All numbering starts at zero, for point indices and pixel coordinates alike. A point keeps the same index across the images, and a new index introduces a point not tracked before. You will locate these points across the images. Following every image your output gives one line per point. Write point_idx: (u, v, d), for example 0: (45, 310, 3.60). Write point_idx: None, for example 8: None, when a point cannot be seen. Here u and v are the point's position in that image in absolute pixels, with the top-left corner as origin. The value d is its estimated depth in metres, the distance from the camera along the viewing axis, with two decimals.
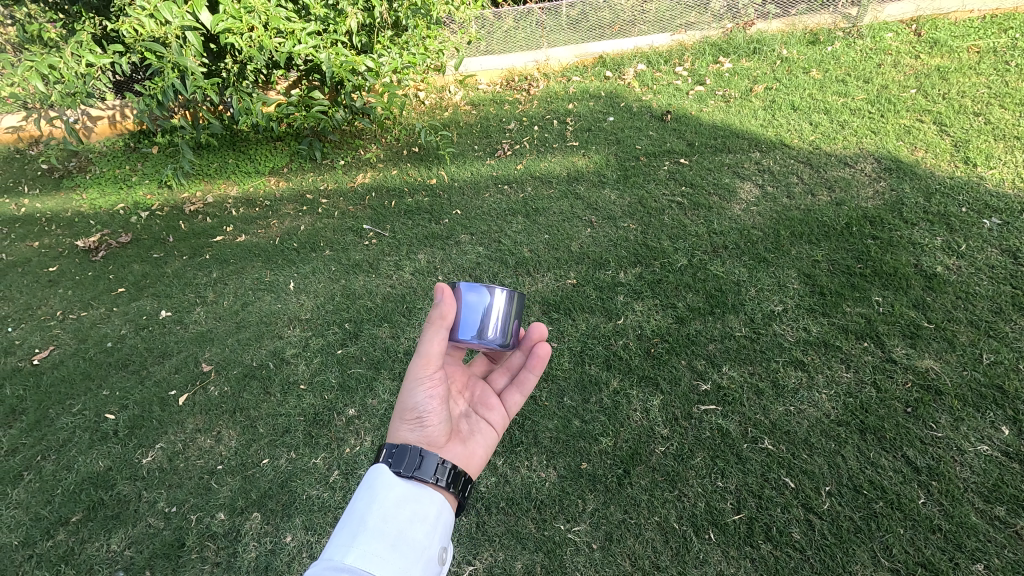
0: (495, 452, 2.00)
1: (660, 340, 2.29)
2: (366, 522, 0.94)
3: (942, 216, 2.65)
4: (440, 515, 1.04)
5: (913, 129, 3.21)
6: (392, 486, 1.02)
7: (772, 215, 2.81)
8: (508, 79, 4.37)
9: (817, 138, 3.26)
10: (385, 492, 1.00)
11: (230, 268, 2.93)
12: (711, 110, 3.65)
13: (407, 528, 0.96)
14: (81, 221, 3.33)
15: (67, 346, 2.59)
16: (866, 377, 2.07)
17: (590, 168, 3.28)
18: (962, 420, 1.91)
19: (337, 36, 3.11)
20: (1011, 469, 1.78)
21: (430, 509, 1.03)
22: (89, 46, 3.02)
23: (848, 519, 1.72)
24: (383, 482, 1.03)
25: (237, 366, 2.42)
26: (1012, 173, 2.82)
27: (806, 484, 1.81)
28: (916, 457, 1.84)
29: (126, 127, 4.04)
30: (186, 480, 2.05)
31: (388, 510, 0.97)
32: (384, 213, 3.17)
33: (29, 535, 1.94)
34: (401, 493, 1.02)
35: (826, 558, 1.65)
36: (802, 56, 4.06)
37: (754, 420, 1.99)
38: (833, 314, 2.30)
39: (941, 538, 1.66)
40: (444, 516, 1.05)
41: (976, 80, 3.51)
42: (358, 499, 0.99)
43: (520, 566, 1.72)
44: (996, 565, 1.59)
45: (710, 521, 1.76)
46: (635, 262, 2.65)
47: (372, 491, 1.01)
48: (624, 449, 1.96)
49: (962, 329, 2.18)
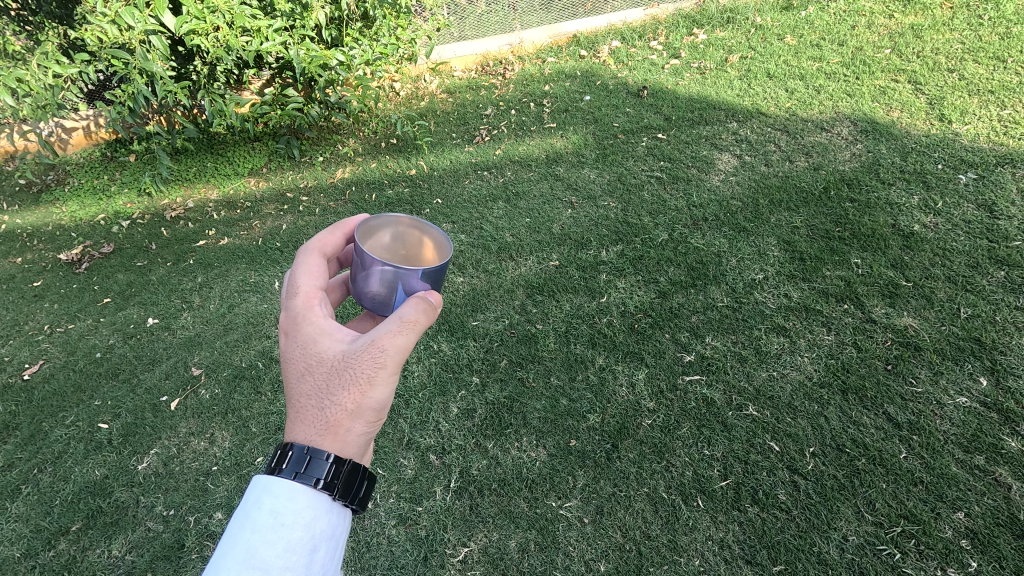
0: (485, 436, 2.03)
1: (643, 315, 2.31)
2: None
3: (919, 174, 2.66)
4: (330, 533, 0.87)
5: (889, 89, 3.21)
6: (257, 526, 0.80)
7: (751, 183, 2.81)
8: (483, 64, 4.28)
9: (793, 104, 3.25)
10: (263, 514, 0.81)
11: (214, 271, 2.93)
12: (687, 83, 3.63)
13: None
14: (63, 234, 3.32)
15: (56, 360, 2.60)
16: (847, 338, 2.10)
17: (568, 149, 3.27)
18: (941, 374, 1.95)
19: (305, 31, 3.07)
20: (990, 419, 1.82)
21: (304, 551, 0.81)
22: (56, 57, 2.98)
23: (832, 477, 1.76)
24: (255, 503, 0.82)
25: (226, 368, 2.43)
26: (987, 127, 2.83)
27: (791, 446, 1.84)
28: (897, 414, 1.87)
29: (102, 137, 3.95)
30: (182, 483, 2.08)
31: (253, 552, 0.77)
32: (365, 207, 3.16)
33: (31, 546, 1.97)
34: (284, 520, 0.82)
35: (811, 517, 1.69)
36: (777, 23, 4.02)
37: (739, 388, 2.02)
38: (813, 279, 2.32)
39: (923, 490, 1.69)
40: (340, 539, 0.89)
41: (950, 36, 3.50)
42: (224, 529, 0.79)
43: (515, 544, 1.76)
44: (976, 512, 1.63)
45: (698, 489, 1.79)
46: (616, 241, 2.65)
47: (244, 521, 0.80)
48: (611, 424, 1.99)
49: (939, 285, 2.20)
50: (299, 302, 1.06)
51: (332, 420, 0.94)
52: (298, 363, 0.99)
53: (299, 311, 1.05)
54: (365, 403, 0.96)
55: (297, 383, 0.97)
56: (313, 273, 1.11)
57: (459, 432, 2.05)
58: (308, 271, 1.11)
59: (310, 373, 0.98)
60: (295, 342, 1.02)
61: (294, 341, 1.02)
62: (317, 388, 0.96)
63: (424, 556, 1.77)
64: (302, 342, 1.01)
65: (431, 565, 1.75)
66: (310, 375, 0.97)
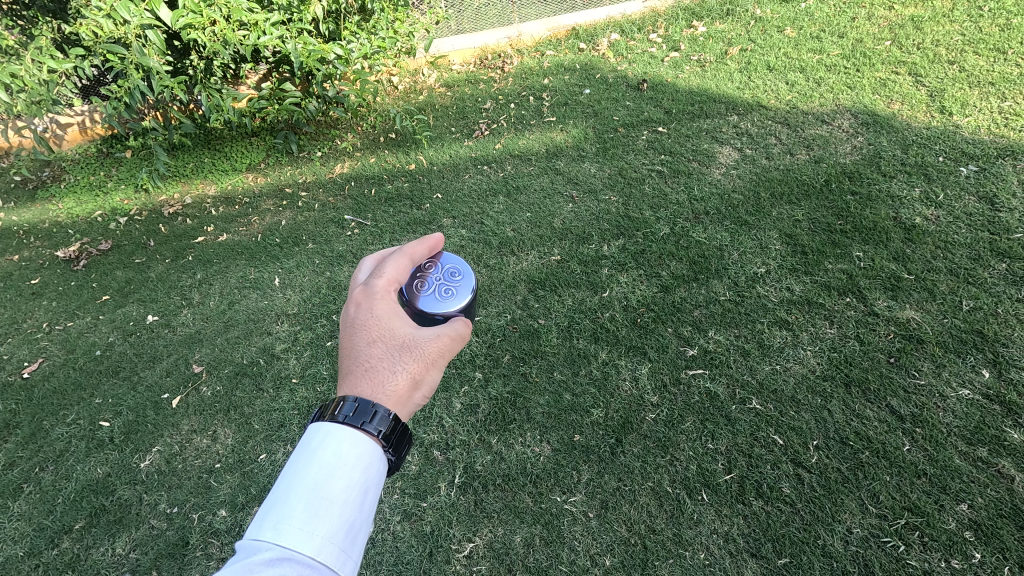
0: (488, 431, 2.03)
1: (646, 310, 2.31)
2: (282, 532, 0.73)
3: (920, 167, 2.66)
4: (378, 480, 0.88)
5: (890, 81, 3.20)
6: (320, 462, 0.83)
7: (752, 177, 2.81)
8: (481, 57, 4.25)
9: (793, 97, 3.24)
10: (324, 452, 0.84)
11: (213, 268, 2.91)
12: (687, 76, 3.61)
13: (323, 530, 0.75)
14: (60, 231, 3.30)
15: (56, 358, 2.58)
16: (850, 332, 2.10)
17: (568, 143, 3.26)
18: (943, 366, 1.95)
19: (302, 25, 3.05)
20: (992, 411, 1.82)
21: (361, 491, 0.83)
22: (50, 51, 2.95)
23: (836, 470, 1.77)
24: (317, 443, 0.86)
25: (228, 365, 2.42)
26: (988, 119, 2.82)
27: (794, 440, 1.85)
28: (900, 406, 1.88)
29: (97, 133, 3.91)
30: (185, 481, 2.07)
31: (318, 484, 0.79)
32: (364, 203, 3.15)
33: (34, 545, 1.97)
34: (342, 459, 0.84)
35: (815, 510, 1.69)
36: (776, 15, 4.00)
37: (742, 381, 2.02)
38: (815, 272, 2.32)
39: (927, 482, 1.70)
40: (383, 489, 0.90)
41: (950, 28, 3.49)
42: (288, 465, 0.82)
43: (520, 539, 1.76)
44: (979, 503, 1.64)
45: (702, 483, 1.80)
46: (618, 235, 2.65)
47: (307, 459, 0.83)
48: (615, 419, 1.99)
49: (941, 278, 2.20)
50: (384, 283, 1.16)
51: (398, 386, 1.00)
52: (373, 330, 1.07)
53: (378, 291, 1.14)
54: (420, 383, 1.05)
55: (369, 347, 1.05)
56: (400, 267, 1.19)
57: (462, 428, 2.05)
58: (395, 265, 1.19)
59: (382, 342, 1.06)
60: (370, 313, 1.11)
61: (371, 313, 1.11)
62: (389, 356, 1.05)
63: (429, 552, 1.77)
64: (377, 315, 1.10)
65: (436, 561, 1.75)
66: (382, 343, 1.06)
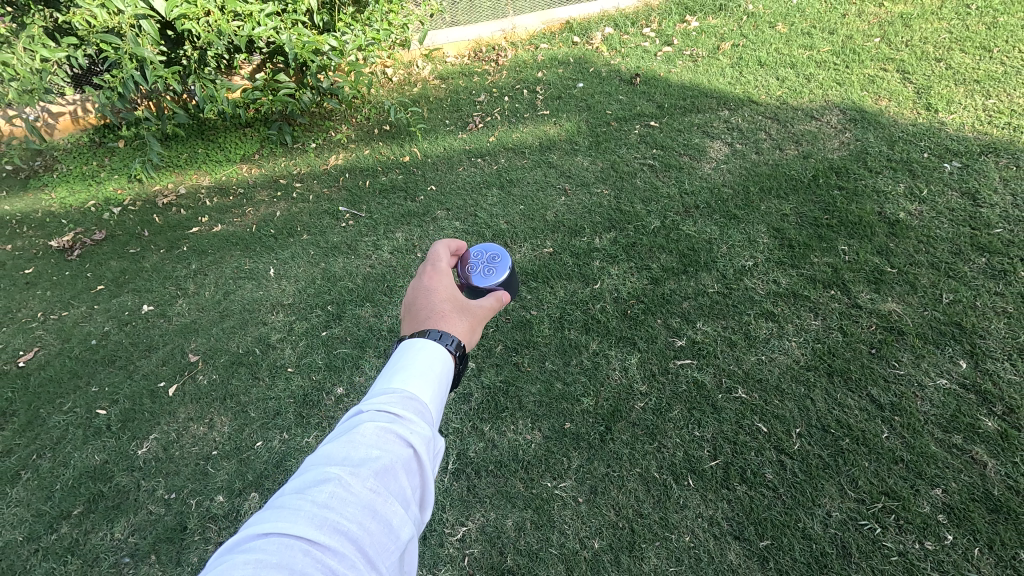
0: (481, 419, 2.07)
1: (636, 301, 2.35)
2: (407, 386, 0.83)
3: (906, 163, 2.72)
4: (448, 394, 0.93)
5: (878, 78, 3.25)
6: (425, 351, 0.92)
7: (741, 171, 2.85)
8: (475, 50, 4.25)
9: (784, 93, 3.29)
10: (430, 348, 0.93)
11: (208, 258, 2.93)
12: (679, 71, 3.64)
13: (433, 390, 0.86)
14: (52, 221, 3.29)
15: (51, 347, 2.60)
16: (833, 324, 2.15)
17: (561, 136, 3.29)
18: (923, 356, 2.02)
19: (297, 17, 3.05)
20: (968, 400, 1.89)
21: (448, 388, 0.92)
22: (42, 40, 2.92)
23: (817, 456, 1.83)
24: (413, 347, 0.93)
25: (224, 355, 2.45)
26: (972, 116, 2.88)
27: (778, 427, 1.91)
28: (880, 395, 1.94)
29: (89, 122, 3.87)
30: (183, 467, 2.11)
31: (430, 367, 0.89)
32: (358, 194, 3.17)
33: (33, 530, 2.00)
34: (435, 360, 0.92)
35: (797, 494, 1.76)
36: (769, 10, 4.02)
37: (728, 371, 2.08)
38: (802, 265, 2.37)
39: (904, 468, 1.77)
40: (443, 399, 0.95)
41: (938, 25, 3.54)
42: (406, 352, 0.92)
43: (511, 523, 1.81)
44: (953, 488, 1.71)
45: (688, 469, 1.85)
46: (609, 227, 2.69)
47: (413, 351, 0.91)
48: (604, 408, 2.04)
49: (923, 272, 2.26)
50: (444, 263, 1.26)
51: (461, 330, 1.08)
52: (442, 294, 1.16)
53: (438, 267, 1.24)
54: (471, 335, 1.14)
55: (440, 303, 1.12)
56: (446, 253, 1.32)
57: (456, 416, 2.09)
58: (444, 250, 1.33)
59: (450, 302, 1.14)
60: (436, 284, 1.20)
61: (435, 283, 1.20)
62: (455, 311, 1.12)
63: (423, 535, 1.82)
64: (443, 286, 1.19)
65: (430, 544, 1.80)
66: (450, 303, 1.14)
